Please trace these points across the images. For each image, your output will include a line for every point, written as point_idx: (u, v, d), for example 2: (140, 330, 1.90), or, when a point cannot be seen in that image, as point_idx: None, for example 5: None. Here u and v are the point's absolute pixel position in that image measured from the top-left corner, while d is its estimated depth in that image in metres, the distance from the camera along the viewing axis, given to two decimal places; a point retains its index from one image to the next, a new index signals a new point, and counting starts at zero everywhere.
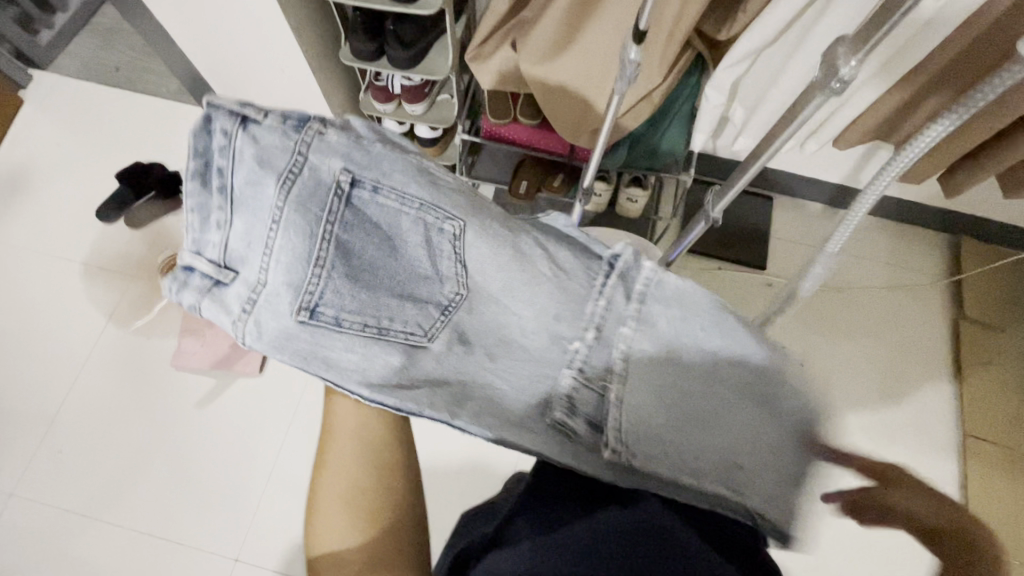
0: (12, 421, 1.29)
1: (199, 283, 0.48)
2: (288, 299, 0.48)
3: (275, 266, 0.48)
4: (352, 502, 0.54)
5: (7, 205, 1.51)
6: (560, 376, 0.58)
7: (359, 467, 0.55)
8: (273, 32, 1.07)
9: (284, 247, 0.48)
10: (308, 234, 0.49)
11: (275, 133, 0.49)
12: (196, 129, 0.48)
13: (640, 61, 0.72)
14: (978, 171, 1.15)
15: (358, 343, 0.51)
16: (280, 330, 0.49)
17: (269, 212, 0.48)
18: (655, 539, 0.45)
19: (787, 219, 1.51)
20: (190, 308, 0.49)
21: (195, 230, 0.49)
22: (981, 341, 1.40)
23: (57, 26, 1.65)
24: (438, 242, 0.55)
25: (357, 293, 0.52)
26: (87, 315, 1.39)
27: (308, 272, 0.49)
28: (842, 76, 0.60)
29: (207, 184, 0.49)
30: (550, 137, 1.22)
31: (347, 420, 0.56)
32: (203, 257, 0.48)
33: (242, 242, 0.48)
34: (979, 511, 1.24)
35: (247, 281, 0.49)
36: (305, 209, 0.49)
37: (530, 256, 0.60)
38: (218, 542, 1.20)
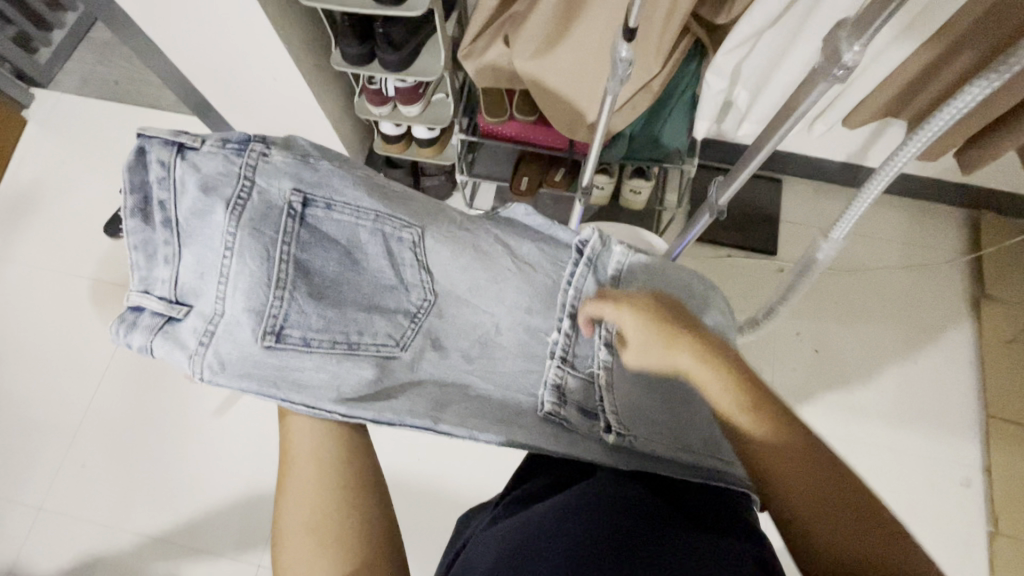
0: (35, 437, 1.32)
1: (150, 322, 0.47)
2: (249, 326, 0.47)
3: (232, 293, 0.46)
4: (319, 529, 0.51)
5: (18, 225, 1.53)
6: (542, 371, 0.64)
7: (323, 489, 0.52)
8: (263, 42, 1.06)
9: (240, 273, 0.46)
10: (264, 256, 0.47)
11: (217, 159, 0.48)
12: (130, 165, 0.46)
13: (632, 58, 0.70)
14: (996, 144, 1.11)
15: (329, 361, 0.51)
16: (244, 357, 0.47)
17: (220, 239, 0.47)
18: (603, 510, 0.49)
19: (796, 201, 1.47)
20: (144, 349, 0.47)
21: (142, 267, 0.47)
22: (1002, 318, 1.35)
23: (55, 43, 1.66)
24: (399, 251, 0.57)
25: (322, 310, 0.51)
26: (103, 330, 1.41)
27: (269, 296, 0.47)
28: (845, 62, 0.57)
29: (150, 219, 0.47)
30: (548, 132, 1.20)
31: (304, 442, 0.53)
32: (154, 295, 0.47)
33: (194, 274, 0.47)
34: (1003, 492, 1.21)
35: (203, 314, 0.47)
36: (258, 232, 0.48)
37: (492, 254, 0.64)
38: (239, 550, 1.23)
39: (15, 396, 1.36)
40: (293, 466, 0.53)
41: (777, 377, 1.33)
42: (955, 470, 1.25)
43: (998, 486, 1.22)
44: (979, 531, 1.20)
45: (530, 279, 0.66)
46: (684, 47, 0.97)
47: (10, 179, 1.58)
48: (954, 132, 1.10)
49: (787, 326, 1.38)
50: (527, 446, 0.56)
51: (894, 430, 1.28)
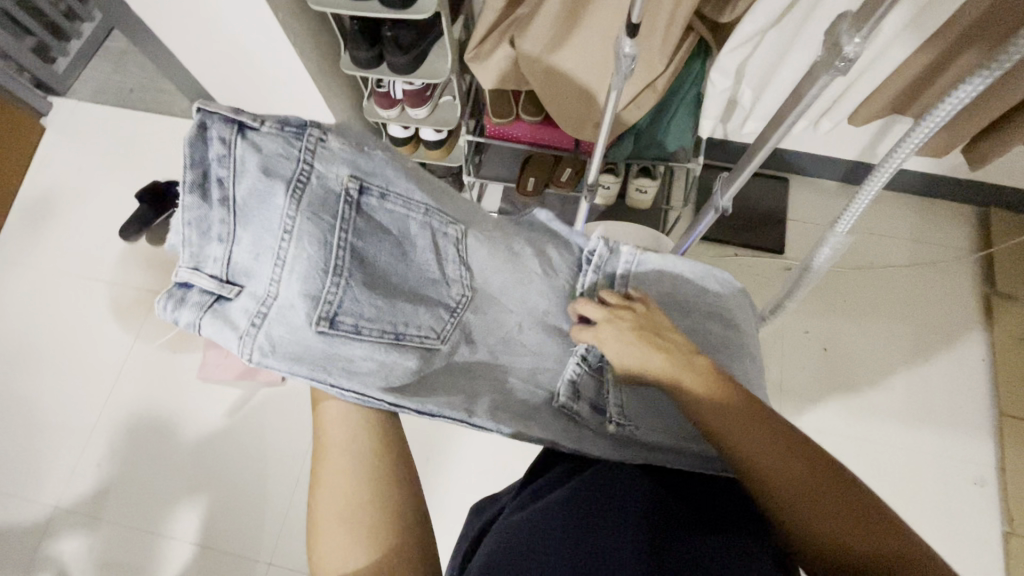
0: (53, 435, 1.35)
1: (197, 299, 0.46)
2: (305, 310, 0.47)
3: (288, 278, 0.46)
4: (353, 520, 0.51)
5: (36, 229, 1.57)
6: (556, 372, 0.67)
7: (356, 483, 0.53)
8: (274, 46, 1.08)
9: (298, 257, 0.46)
10: (322, 242, 0.48)
11: (277, 141, 0.48)
12: (191, 139, 0.46)
13: (636, 54, 0.72)
14: (1003, 138, 1.10)
15: (378, 350, 0.51)
16: (296, 341, 0.47)
17: (279, 221, 0.47)
18: (593, 518, 0.51)
19: (802, 199, 1.47)
20: (190, 326, 0.46)
21: (193, 244, 0.47)
22: (1013, 315, 1.34)
23: (71, 52, 1.70)
24: (445, 246, 0.59)
25: (374, 299, 0.51)
26: (117, 332, 1.44)
27: (325, 282, 0.48)
28: (846, 54, 0.58)
29: (207, 197, 0.47)
30: (554, 132, 1.22)
31: (336, 430, 0.55)
32: (203, 273, 0.47)
33: (248, 255, 0.47)
34: (1016, 490, 1.20)
35: (255, 295, 0.47)
36: (318, 217, 0.48)
37: (520, 255, 0.68)
38: (253, 547, 1.24)
39: (33, 397, 1.38)
40: (326, 454, 0.54)
41: (785, 375, 1.33)
42: (968, 468, 1.24)
43: (1012, 484, 1.20)
44: (993, 530, 1.19)
45: (552, 282, 0.70)
46: (689, 46, 0.98)
47: (27, 185, 1.62)
48: (960, 126, 1.10)
49: (795, 324, 1.37)
50: (546, 442, 0.59)
51: (904, 429, 1.27)
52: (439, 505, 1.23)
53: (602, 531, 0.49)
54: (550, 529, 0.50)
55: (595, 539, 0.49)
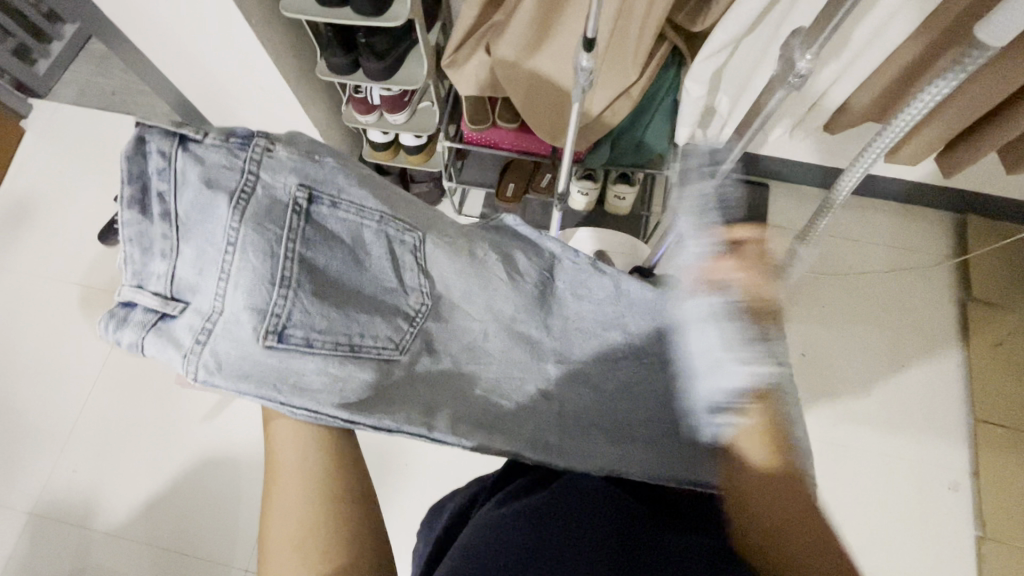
0: (28, 442, 1.33)
1: (140, 319, 0.47)
2: (251, 324, 0.47)
3: (233, 291, 0.47)
4: (303, 542, 0.51)
5: (14, 233, 1.55)
6: (518, 383, 0.65)
7: (307, 503, 0.53)
8: (248, 53, 1.08)
9: (242, 269, 0.47)
10: (268, 252, 0.48)
11: (221, 152, 0.49)
12: (129, 154, 0.46)
13: (594, 66, 0.72)
14: (975, 147, 1.12)
15: (332, 363, 0.51)
16: (242, 358, 0.47)
17: (222, 233, 0.47)
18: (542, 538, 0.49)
19: (782, 205, 1.48)
20: (133, 347, 0.47)
21: (135, 261, 0.47)
22: (990, 321, 1.35)
23: (53, 54, 1.69)
24: (402, 254, 0.58)
25: (327, 310, 0.51)
26: (95, 337, 1.43)
27: (272, 293, 0.47)
28: (799, 71, 0.59)
29: (147, 211, 0.48)
30: (531, 139, 1.22)
31: (286, 451, 0.55)
32: (146, 290, 0.47)
33: (192, 271, 0.47)
34: (989, 494, 1.21)
35: (200, 311, 0.47)
36: (263, 227, 0.48)
37: (484, 262, 0.67)
38: (229, 554, 1.23)
39: (10, 403, 1.37)
40: (278, 477, 0.54)
41: None
42: (944, 473, 1.24)
43: (986, 490, 1.21)
44: (968, 536, 1.20)
45: (517, 287, 0.69)
46: (663, 54, 0.99)
47: (6, 189, 1.60)
48: (934, 135, 1.12)
49: None
50: (506, 453, 0.59)
51: (882, 434, 1.28)
52: (418, 510, 1.24)
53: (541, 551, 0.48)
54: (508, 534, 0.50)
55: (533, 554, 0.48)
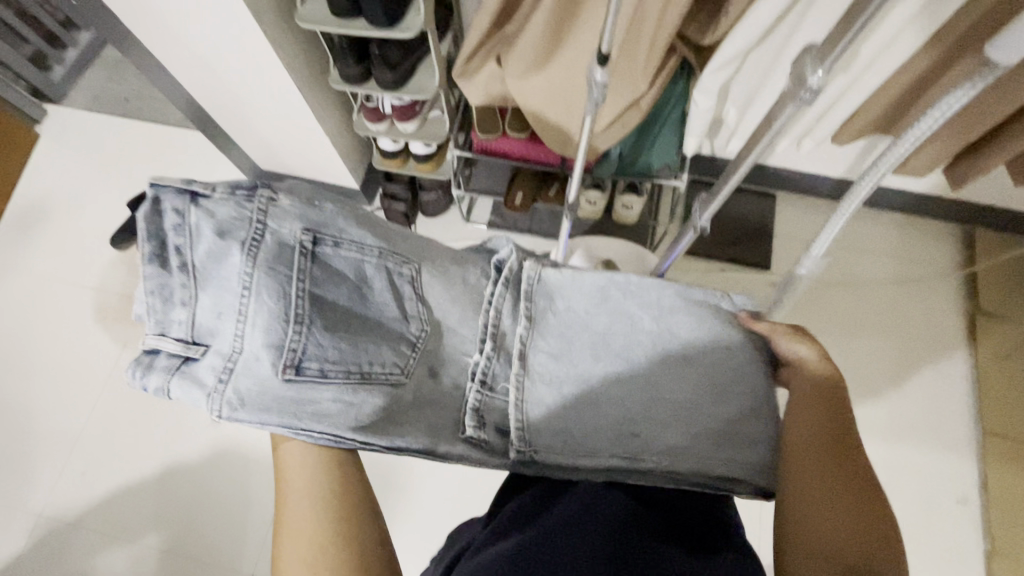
0: (36, 443, 1.34)
1: (165, 364, 0.49)
2: (270, 361, 0.49)
3: (251, 332, 0.49)
4: (315, 564, 0.51)
5: (27, 236, 1.57)
6: (506, 393, 0.65)
7: (318, 525, 0.53)
8: (262, 62, 1.09)
9: (258, 311, 0.49)
10: (281, 293, 0.50)
11: (229, 205, 0.50)
12: (145, 212, 0.49)
13: (607, 80, 0.74)
14: (983, 159, 1.12)
15: (347, 391, 0.53)
16: (263, 393, 0.50)
17: (237, 279, 0.49)
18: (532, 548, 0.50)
19: (789, 216, 1.48)
20: (159, 390, 0.49)
21: (157, 311, 0.49)
22: (997, 333, 1.35)
23: (68, 61, 1.71)
24: (400, 284, 0.61)
25: (338, 343, 0.53)
26: (104, 340, 1.44)
27: (288, 331, 0.50)
28: (811, 86, 0.59)
29: (165, 264, 0.49)
30: (540, 148, 1.23)
31: (294, 474, 0.56)
32: (169, 337, 0.50)
33: (211, 315, 0.49)
34: (995, 508, 1.21)
35: (221, 352, 0.49)
36: (275, 269, 0.50)
37: (477, 285, 0.70)
38: (234, 558, 1.24)
39: (20, 404, 1.38)
40: (289, 509, 0.55)
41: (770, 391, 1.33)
42: (951, 486, 1.24)
43: (994, 503, 1.21)
44: (975, 548, 1.19)
45: (504, 303, 0.69)
46: (672, 66, 1.00)
47: (19, 193, 1.62)
48: (942, 147, 1.12)
49: None
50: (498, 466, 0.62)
51: (886, 445, 1.28)
52: (422, 514, 1.24)
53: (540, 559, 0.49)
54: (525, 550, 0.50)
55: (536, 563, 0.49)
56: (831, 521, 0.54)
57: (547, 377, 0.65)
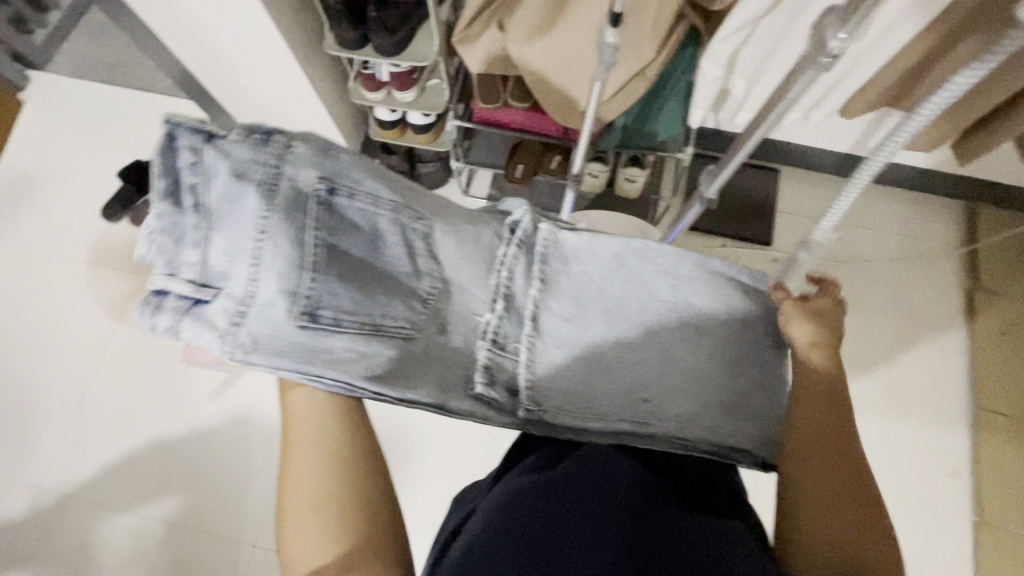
0: (33, 416, 1.34)
1: (175, 304, 0.50)
2: (284, 305, 0.50)
3: (266, 276, 0.50)
4: (321, 506, 0.53)
5: (14, 208, 1.53)
6: (517, 353, 0.63)
7: (324, 467, 0.54)
8: (254, 25, 1.05)
9: (274, 255, 0.50)
10: (296, 239, 0.50)
11: (245, 149, 0.51)
12: (160, 150, 0.49)
13: (619, 44, 0.72)
14: (993, 136, 1.11)
15: (359, 340, 0.53)
16: (277, 336, 0.50)
17: (253, 223, 0.50)
18: (538, 517, 0.50)
19: (792, 191, 1.47)
20: (169, 330, 0.49)
21: (169, 251, 0.50)
22: (996, 310, 1.35)
23: (51, 24, 1.65)
24: (414, 241, 0.59)
25: (352, 293, 0.53)
26: (98, 314, 1.42)
27: (303, 278, 0.50)
28: (830, 51, 0.58)
29: (178, 204, 0.50)
30: (542, 119, 1.20)
31: (302, 417, 0.56)
32: (179, 278, 0.50)
33: (224, 258, 0.50)
34: (986, 481, 1.23)
35: (233, 295, 0.50)
36: (290, 216, 0.51)
37: (493, 247, 0.66)
38: (234, 529, 1.25)
39: (16, 378, 1.37)
40: (294, 443, 0.56)
41: None
42: (943, 460, 1.26)
43: (984, 477, 1.23)
44: (965, 521, 1.21)
45: (516, 265, 0.66)
46: (680, 32, 0.96)
47: (6, 163, 1.58)
48: (952, 121, 1.10)
49: None
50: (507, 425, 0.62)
51: (882, 420, 1.29)
52: (422, 488, 1.24)
53: (547, 528, 0.49)
54: (528, 521, 0.50)
55: (542, 531, 0.49)
56: (825, 480, 0.54)
57: (559, 337, 0.64)
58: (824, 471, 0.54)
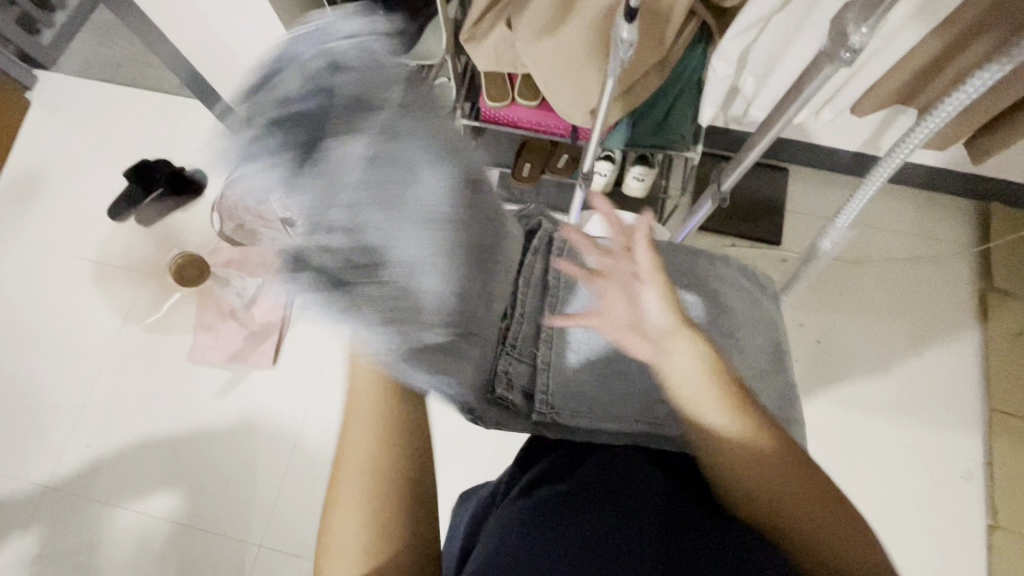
0: (40, 415, 1.34)
1: (322, 261, 0.53)
2: (412, 286, 0.55)
3: (401, 257, 0.54)
4: (369, 518, 0.53)
5: (21, 207, 1.53)
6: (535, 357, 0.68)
7: (376, 479, 0.55)
8: (262, 22, 1.04)
9: (413, 240, 0.55)
10: (429, 229, 0.56)
11: (420, 136, 0.59)
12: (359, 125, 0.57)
13: (634, 39, 0.73)
14: (1007, 133, 1.09)
15: (452, 327, 0.58)
16: (395, 313, 0.53)
17: (403, 202, 0.55)
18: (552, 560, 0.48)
19: (801, 190, 1.46)
20: (300, 289, 0.54)
21: (320, 206, 0.54)
22: (1009, 311, 1.34)
23: (57, 24, 1.64)
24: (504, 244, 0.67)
25: (462, 282, 0.59)
26: (105, 313, 1.42)
27: (428, 265, 0.55)
28: (852, 45, 0.58)
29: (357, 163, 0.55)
30: (550, 118, 1.19)
31: (362, 422, 0.57)
32: (331, 236, 0.54)
33: (373, 230, 0.54)
34: (1001, 484, 1.21)
35: (369, 266, 0.54)
36: (433, 207, 0.56)
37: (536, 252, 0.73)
38: (240, 529, 1.24)
39: (23, 376, 1.37)
40: (350, 448, 0.56)
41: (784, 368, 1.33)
42: (957, 463, 1.24)
43: (999, 480, 1.21)
44: (978, 523, 1.20)
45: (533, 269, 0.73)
46: (690, 31, 0.95)
47: (14, 163, 1.58)
48: (966, 118, 1.09)
49: (789, 317, 1.37)
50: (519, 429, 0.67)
51: (894, 422, 1.28)
52: None
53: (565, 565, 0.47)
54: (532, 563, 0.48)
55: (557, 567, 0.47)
56: (811, 516, 0.51)
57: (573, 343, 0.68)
58: (806, 512, 0.51)
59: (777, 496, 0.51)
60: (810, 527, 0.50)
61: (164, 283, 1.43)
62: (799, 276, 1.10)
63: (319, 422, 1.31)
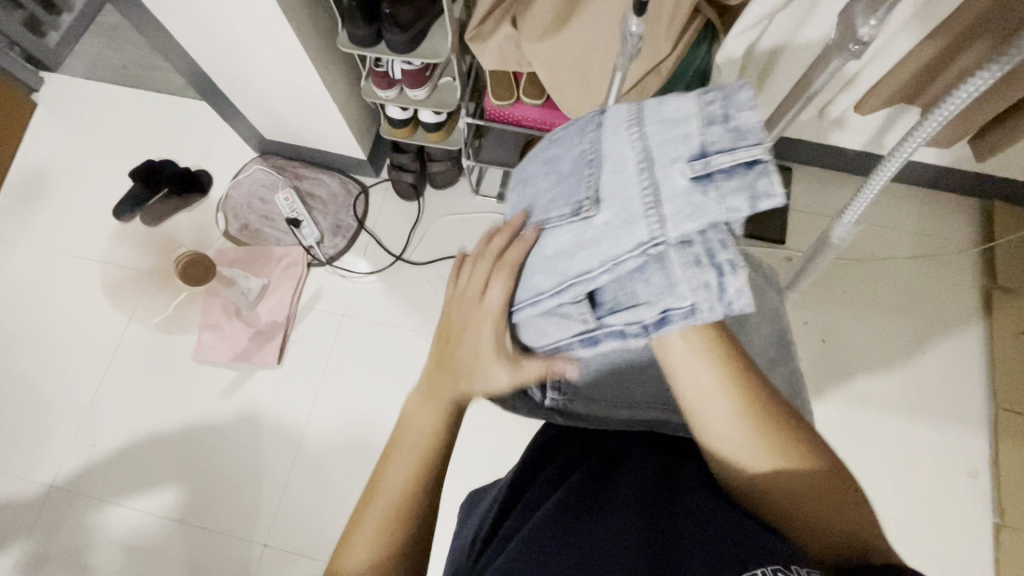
0: (45, 415, 1.34)
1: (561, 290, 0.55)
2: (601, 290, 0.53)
3: (603, 268, 0.51)
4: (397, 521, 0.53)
5: (27, 208, 1.54)
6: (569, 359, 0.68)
7: (413, 487, 0.54)
8: (269, 23, 1.05)
9: (617, 247, 0.51)
10: (627, 228, 0.50)
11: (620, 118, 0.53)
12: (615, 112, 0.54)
13: (642, 33, 0.72)
14: (1010, 131, 1.09)
15: (629, 324, 0.52)
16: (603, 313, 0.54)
17: (635, 201, 0.50)
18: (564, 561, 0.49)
19: (804, 190, 1.46)
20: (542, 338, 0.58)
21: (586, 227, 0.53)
22: (1014, 309, 1.33)
23: (64, 27, 1.66)
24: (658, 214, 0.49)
25: (642, 283, 0.51)
26: (110, 313, 1.42)
27: (618, 268, 0.51)
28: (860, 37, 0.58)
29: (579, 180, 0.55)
30: (554, 115, 1.18)
31: (413, 432, 0.57)
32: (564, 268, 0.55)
33: (601, 248, 0.52)
34: (1008, 483, 1.20)
35: (610, 276, 0.52)
36: (621, 202, 0.51)
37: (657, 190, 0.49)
38: (245, 528, 1.24)
39: (29, 376, 1.37)
40: (394, 458, 0.56)
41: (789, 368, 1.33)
42: (962, 462, 1.24)
43: (1005, 479, 1.20)
44: (984, 523, 1.19)
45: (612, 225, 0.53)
46: (695, 29, 0.96)
47: (19, 163, 1.59)
48: (969, 117, 1.09)
49: (793, 316, 1.37)
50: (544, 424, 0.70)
51: (899, 421, 1.28)
52: None
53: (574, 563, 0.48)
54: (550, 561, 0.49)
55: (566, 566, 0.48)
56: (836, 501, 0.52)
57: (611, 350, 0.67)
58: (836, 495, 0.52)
59: (797, 489, 0.53)
60: (811, 513, 0.52)
61: (169, 282, 1.44)
62: (805, 274, 1.10)
63: (323, 420, 1.31)
